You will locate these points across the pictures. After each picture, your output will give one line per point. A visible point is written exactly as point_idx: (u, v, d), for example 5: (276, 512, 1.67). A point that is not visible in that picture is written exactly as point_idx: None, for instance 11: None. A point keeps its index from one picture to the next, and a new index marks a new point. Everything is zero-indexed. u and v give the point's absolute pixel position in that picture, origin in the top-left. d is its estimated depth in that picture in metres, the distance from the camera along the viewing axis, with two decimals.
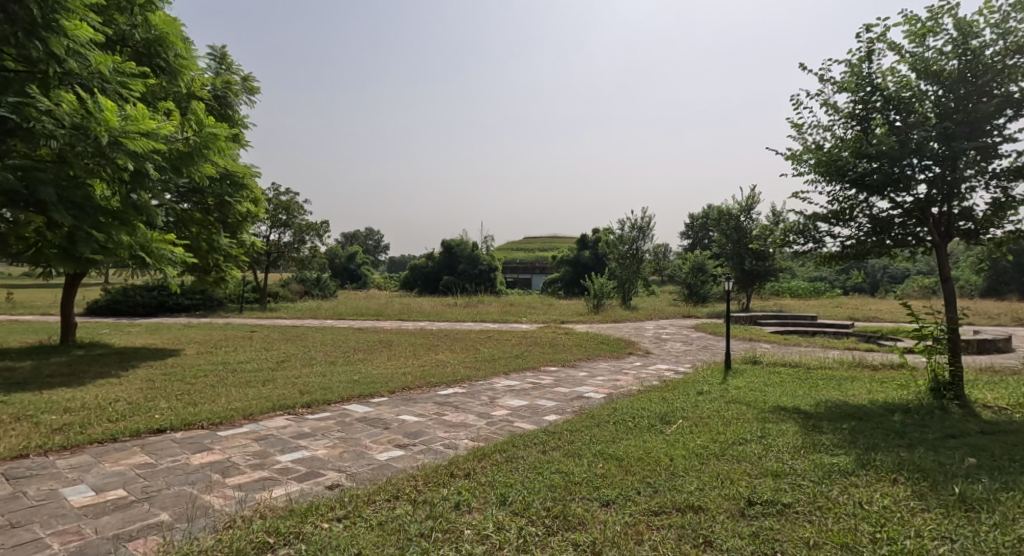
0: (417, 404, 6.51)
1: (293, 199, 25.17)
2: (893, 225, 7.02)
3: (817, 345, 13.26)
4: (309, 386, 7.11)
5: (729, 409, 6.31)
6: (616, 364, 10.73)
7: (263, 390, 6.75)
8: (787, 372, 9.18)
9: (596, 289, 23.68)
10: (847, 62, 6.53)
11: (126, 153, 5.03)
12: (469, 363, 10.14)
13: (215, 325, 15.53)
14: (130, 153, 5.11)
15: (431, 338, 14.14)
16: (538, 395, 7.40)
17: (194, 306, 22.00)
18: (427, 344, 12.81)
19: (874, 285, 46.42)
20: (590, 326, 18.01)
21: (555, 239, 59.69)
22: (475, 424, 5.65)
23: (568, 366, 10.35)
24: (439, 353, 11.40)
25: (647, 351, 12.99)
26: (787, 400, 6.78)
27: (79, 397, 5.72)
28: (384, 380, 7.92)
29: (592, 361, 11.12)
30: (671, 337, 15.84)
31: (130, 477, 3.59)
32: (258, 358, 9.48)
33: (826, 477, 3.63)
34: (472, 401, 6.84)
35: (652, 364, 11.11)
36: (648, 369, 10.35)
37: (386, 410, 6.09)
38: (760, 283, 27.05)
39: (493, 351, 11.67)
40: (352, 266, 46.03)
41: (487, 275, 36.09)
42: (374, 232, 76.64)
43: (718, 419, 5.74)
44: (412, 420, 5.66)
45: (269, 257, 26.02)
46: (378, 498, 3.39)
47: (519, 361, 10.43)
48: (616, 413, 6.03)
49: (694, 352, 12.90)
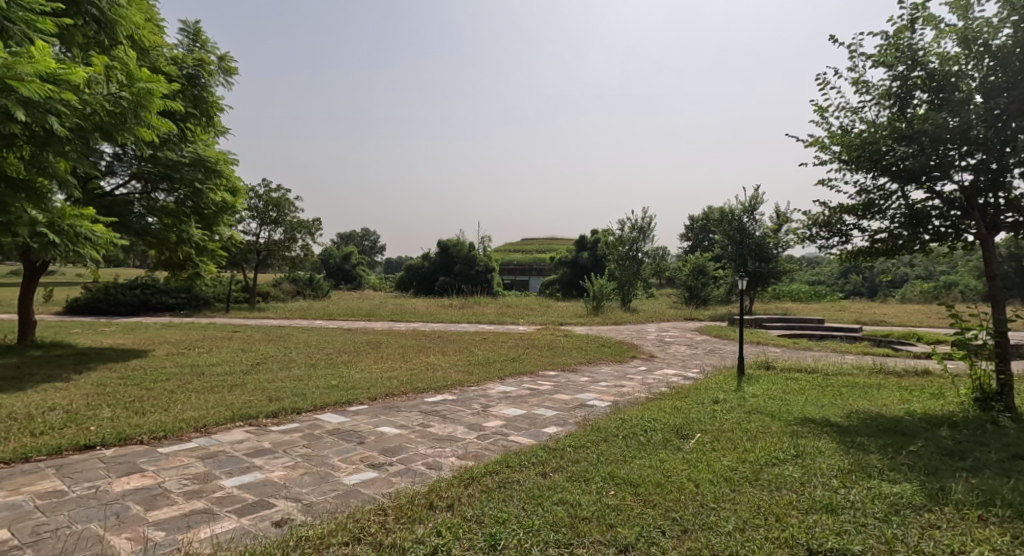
0: (400, 413, 5.77)
1: (283, 196, 24.44)
2: (930, 217, 6.33)
3: (830, 349, 12.58)
4: (281, 392, 6.35)
5: (751, 420, 5.59)
6: (619, 369, 10.01)
7: (228, 396, 6.00)
8: (805, 378, 8.47)
9: (596, 291, 23.00)
10: (884, 33, 5.85)
11: (14, 96, 4.26)
12: (461, 367, 9.41)
13: (196, 326, 14.77)
14: (22, 100, 4.34)
15: (423, 340, 13.40)
16: (536, 404, 6.67)
17: (179, 306, 21.25)
18: (417, 346, 12.06)
19: (873, 289, 46.09)
20: (590, 329, 17.29)
21: (553, 240, 59.08)
22: (464, 438, 4.91)
23: (568, 371, 9.62)
24: (429, 356, 10.65)
25: (651, 355, 12.26)
26: (814, 411, 6.07)
27: (9, 405, 4.97)
28: (366, 385, 7.18)
29: (593, 365, 10.40)
30: (674, 340, 15.16)
31: (24, 512, 2.85)
32: (232, 360, 8.77)
33: (895, 516, 2.92)
34: (462, 410, 6.11)
35: (657, 368, 10.37)
36: (655, 374, 9.61)
37: (364, 421, 5.35)
38: (763, 286, 26.42)
39: (488, 354, 10.93)
40: (346, 266, 45.26)
41: (484, 276, 35.37)
42: (371, 232, 75.89)
43: (742, 433, 5.01)
44: (391, 433, 4.92)
45: (259, 256, 25.29)
46: (335, 542, 2.68)
47: (516, 365, 9.69)
48: (625, 425, 5.31)
49: (700, 356, 12.19)
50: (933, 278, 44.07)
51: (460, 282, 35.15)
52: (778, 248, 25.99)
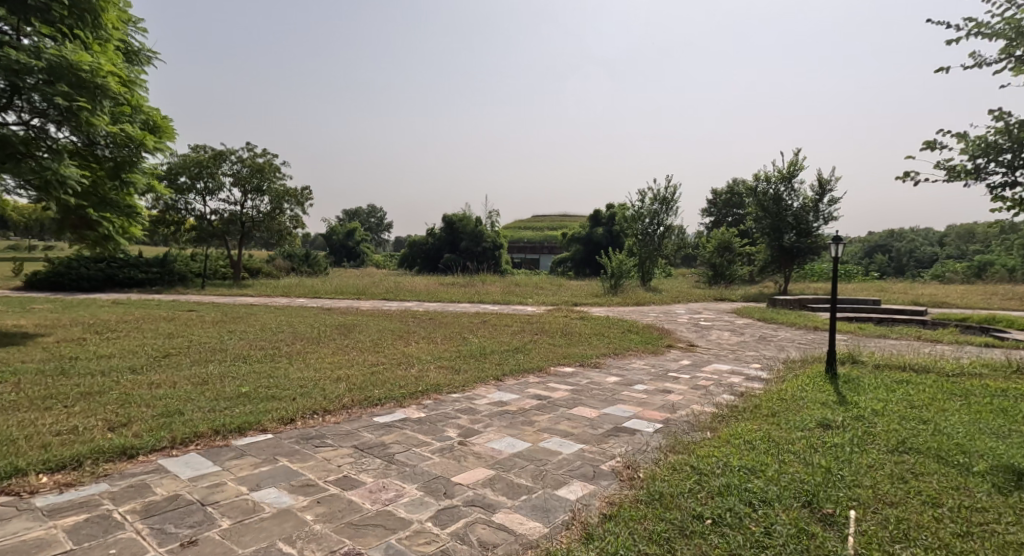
0: (318, 454, 3.43)
1: (268, 161, 22.18)
2: None
3: (915, 339, 10.10)
4: (142, 409, 3.98)
5: (931, 476, 3.16)
6: (656, 365, 7.61)
7: (41, 419, 3.66)
8: (927, 383, 6.04)
9: (614, 267, 20.57)
10: None
11: None
12: (446, 360, 7.04)
13: (148, 304, 12.57)
14: None
15: (409, 323, 11.04)
16: (547, 429, 4.26)
17: (150, 281, 19.03)
18: (399, 332, 9.67)
19: (899, 269, 43.50)
20: (609, 311, 14.84)
21: (565, 217, 56.29)
22: (405, 526, 2.56)
23: (589, 368, 7.20)
24: (409, 345, 8.23)
25: (690, 344, 9.80)
26: (1007, 450, 3.68)
27: None
28: (294, 393, 4.82)
29: (621, 358, 8.00)
30: (712, 325, 12.74)
31: None
32: (133, 350, 6.40)
33: None
34: (428, 443, 3.75)
35: (704, 364, 7.92)
36: (706, 373, 7.16)
37: (239, 475, 2.97)
38: (800, 263, 23.83)
39: (486, 342, 8.52)
40: (349, 243, 42.97)
41: (492, 253, 32.98)
42: (377, 210, 73.43)
43: (941, 514, 2.66)
44: (271, 513, 2.58)
45: (242, 228, 23.08)
46: None
47: (519, 358, 7.30)
48: (709, 487, 2.95)
49: (752, 346, 9.75)
50: (967, 257, 41.43)
51: (466, 259, 32.84)
52: (819, 221, 23.34)
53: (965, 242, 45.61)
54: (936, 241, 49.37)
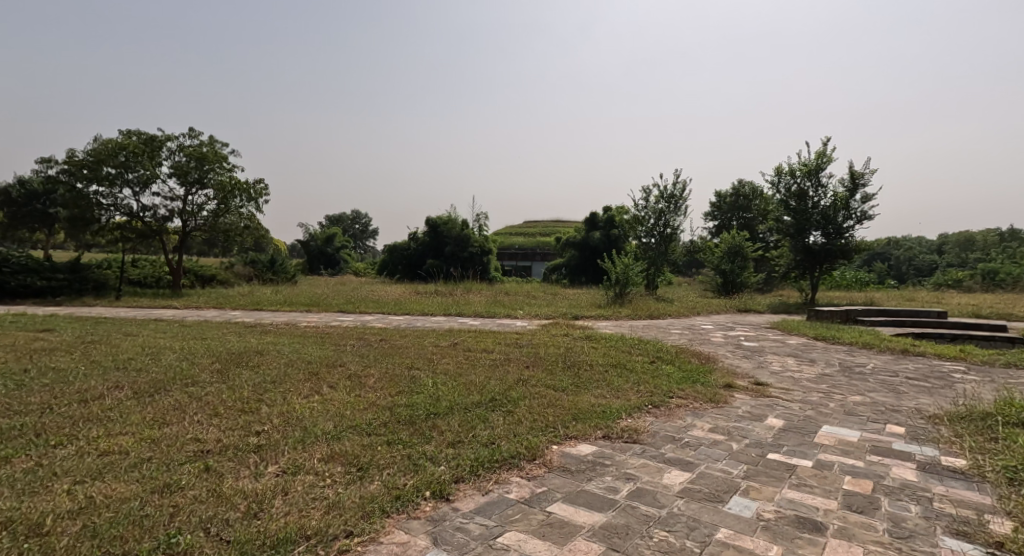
0: None
1: (210, 148, 18.95)
2: None
3: None
4: None
5: None
6: (735, 435, 4.33)
7: None
8: None
9: (618, 274, 17.38)
10: None
11: None
12: (353, 439, 3.68)
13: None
14: None
15: (345, 348, 7.70)
16: None
17: (52, 291, 15.55)
18: (318, 366, 6.32)
19: (901, 275, 40.81)
20: (620, 327, 11.56)
21: (558, 221, 53.02)
22: None
23: (622, 447, 3.91)
24: (310, 397, 4.88)
25: (757, 382, 6.56)
26: None
27: None
28: None
29: (668, 418, 4.73)
30: (761, 346, 9.51)
31: None
32: None
33: None
34: None
35: (811, 426, 4.68)
36: (837, 455, 3.90)
37: None
38: (827, 268, 20.72)
39: (445, 388, 5.20)
40: (327, 250, 39.42)
41: (478, 259, 29.61)
42: (361, 215, 69.57)
43: None
44: None
45: (183, 227, 19.69)
46: None
47: (494, 427, 3.99)
48: None
49: (850, 385, 6.52)
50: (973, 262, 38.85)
51: (448, 265, 29.53)
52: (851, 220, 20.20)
53: (965, 250, 43.38)
54: (933, 246, 46.67)
